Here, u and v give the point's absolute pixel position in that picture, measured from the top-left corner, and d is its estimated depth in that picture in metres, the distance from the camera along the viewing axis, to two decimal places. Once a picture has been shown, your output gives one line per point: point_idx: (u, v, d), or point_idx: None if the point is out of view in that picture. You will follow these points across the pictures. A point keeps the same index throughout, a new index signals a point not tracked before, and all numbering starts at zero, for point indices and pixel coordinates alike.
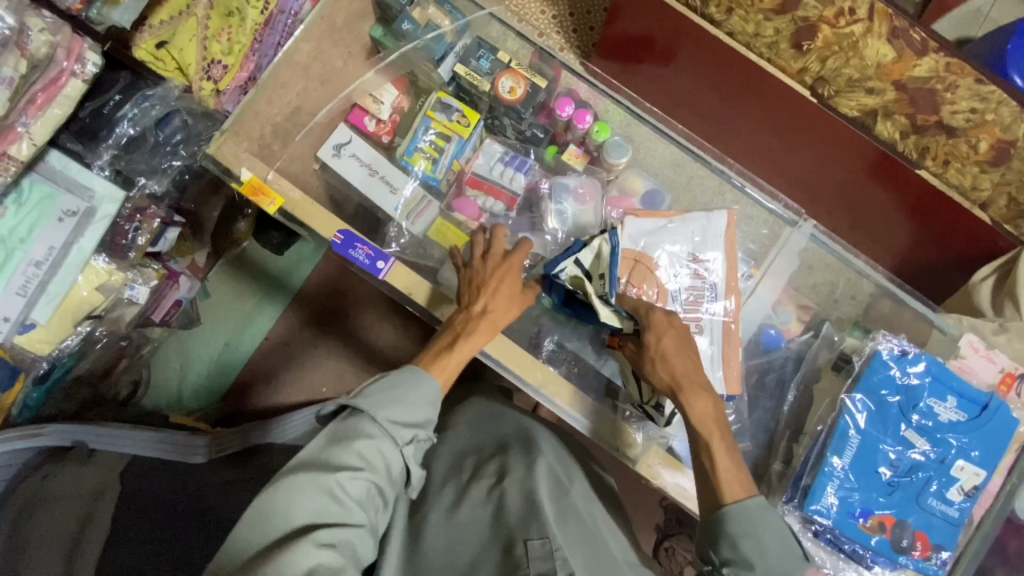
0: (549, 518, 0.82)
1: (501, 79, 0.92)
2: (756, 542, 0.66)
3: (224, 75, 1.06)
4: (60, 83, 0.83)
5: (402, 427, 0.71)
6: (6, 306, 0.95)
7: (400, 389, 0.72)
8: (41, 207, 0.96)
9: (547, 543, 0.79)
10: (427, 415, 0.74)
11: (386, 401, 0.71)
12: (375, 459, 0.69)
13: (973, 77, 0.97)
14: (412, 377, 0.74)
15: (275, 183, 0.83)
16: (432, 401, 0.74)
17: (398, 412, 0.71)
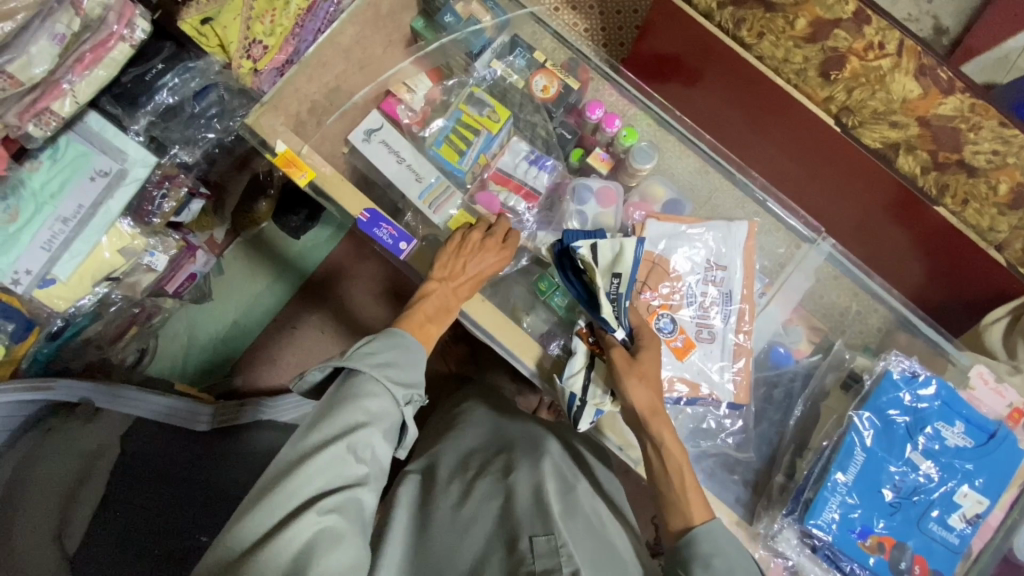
0: (556, 515, 0.80)
1: (536, 78, 0.97)
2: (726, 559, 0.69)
3: (264, 55, 1.10)
4: (108, 46, 0.87)
5: (398, 385, 0.74)
6: (30, 259, 0.97)
7: (384, 348, 0.75)
8: (75, 164, 0.99)
9: (552, 540, 0.77)
10: (421, 374, 0.77)
11: (379, 364, 0.73)
12: (376, 418, 0.71)
13: (997, 120, 0.96)
14: (397, 337, 0.76)
15: (308, 157, 0.85)
16: (421, 357, 0.77)
17: (391, 370, 0.74)
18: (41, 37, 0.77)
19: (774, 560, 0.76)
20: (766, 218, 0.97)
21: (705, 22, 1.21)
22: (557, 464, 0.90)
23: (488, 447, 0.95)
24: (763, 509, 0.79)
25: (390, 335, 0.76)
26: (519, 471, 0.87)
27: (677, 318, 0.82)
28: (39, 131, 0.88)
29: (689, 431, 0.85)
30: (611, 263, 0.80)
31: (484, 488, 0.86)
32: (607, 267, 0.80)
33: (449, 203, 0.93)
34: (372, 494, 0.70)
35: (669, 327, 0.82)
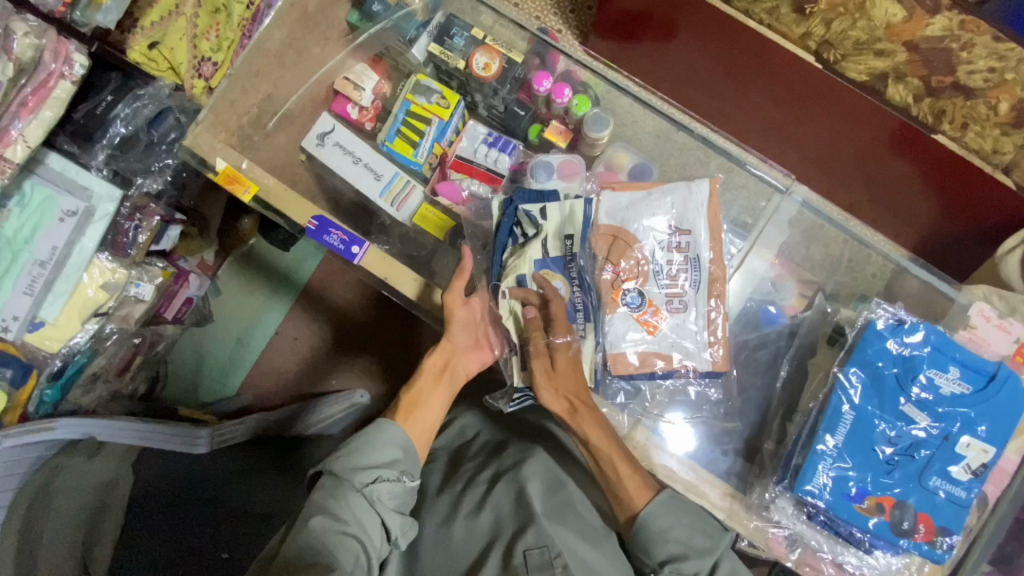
0: (537, 514, 0.82)
1: (475, 56, 0.90)
2: (681, 530, 0.71)
3: (215, 72, 1.07)
4: (49, 86, 0.86)
5: (363, 470, 0.73)
6: (15, 305, 1.00)
7: (356, 436, 0.76)
8: (43, 208, 1.00)
9: (547, 552, 0.78)
10: (393, 457, 0.75)
11: (351, 456, 0.74)
12: (343, 508, 0.70)
13: (991, 34, 0.88)
14: (372, 428, 0.76)
15: (250, 171, 0.81)
16: (396, 442, 0.76)
17: (357, 461, 0.73)
18: None
19: (771, 531, 0.73)
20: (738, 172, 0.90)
21: None
22: (544, 467, 0.89)
23: (481, 451, 0.94)
24: (755, 479, 0.76)
25: (373, 427, 0.76)
26: (506, 476, 0.87)
27: (645, 291, 0.78)
28: None
29: (672, 406, 0.81)
30: (559, 226, 0.79)
31: (476, 493, 0.86)
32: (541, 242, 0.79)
33: (412, 198, 0.93)
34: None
35: (638, 301, 0.77)
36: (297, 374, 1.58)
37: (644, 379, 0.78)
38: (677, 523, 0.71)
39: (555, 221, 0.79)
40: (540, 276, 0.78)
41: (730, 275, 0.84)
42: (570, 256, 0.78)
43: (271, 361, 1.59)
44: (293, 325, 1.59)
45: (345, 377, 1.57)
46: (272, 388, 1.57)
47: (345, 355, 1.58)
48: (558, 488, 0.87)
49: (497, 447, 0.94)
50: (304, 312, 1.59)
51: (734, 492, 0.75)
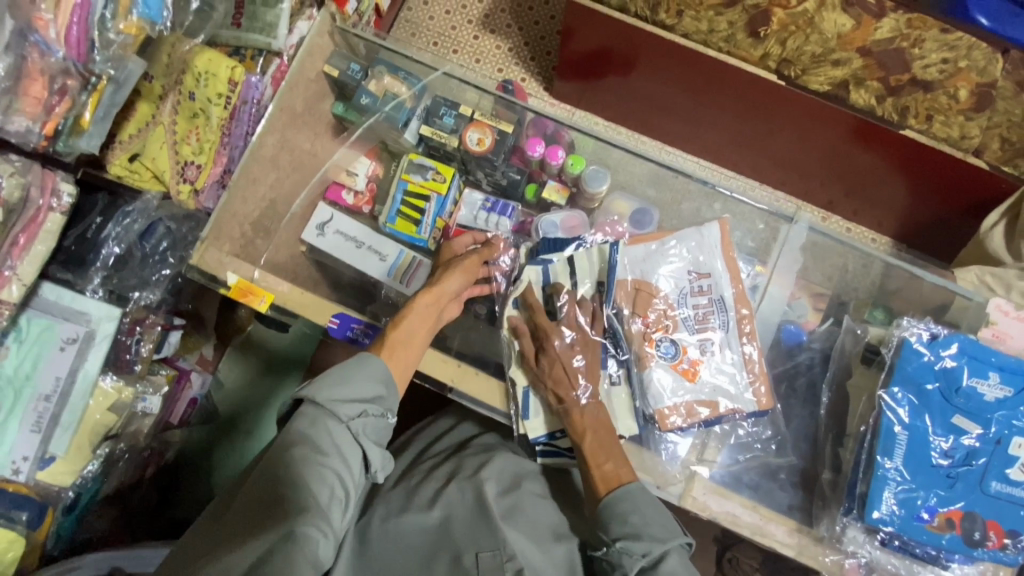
0: (496, 518, 0.80)
1: (468, 133, 0.91)
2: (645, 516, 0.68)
3: (200, 174, 1.05)
4: (39, 221, 0.84)
5: (345, 403, 0.71)
6: (24, 445, 0.96)
7: (335, 370, 0.73)
8: (42, 340, 0.96)
9: (499, 553, 0.76)
10: (375, 392, 0.73)
11: (329, 386, 0.71)
12: (323, 437, 0.68)
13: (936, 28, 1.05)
14: (351, 364, 0.74)
15: (263, 282, 0.82)
16: (376, 376, 0.74)
17: (337, 393, 0.71)
18: None
19: (847, 561, 0.71)
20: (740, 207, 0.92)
21: (621, 15, 1.18)
22: (507, 465, 0.88)
23: None
24: (820, 511, 0.75)
25: (352, 362, 0.74)
26: (462, 476, 0.86)
27: (677, 339, 0.79)
28: None
29: (724, 449, 0.80)
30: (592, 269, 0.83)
31: (431, 491, 0.85)
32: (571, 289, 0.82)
33: (420, 273, 0.92)
34: (327, 516, 0.64)
35: (672, 350, 0.78)
36: None
37: (694, 429, 0.77)
38: (640, 509, 0.68)
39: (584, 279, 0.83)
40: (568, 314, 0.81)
41: (756, 306, 0.84)
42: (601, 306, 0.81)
43: None
44: None
45: None
46: None
47: None
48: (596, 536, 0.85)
49: (458, 448, 0.93)
50: None
51: (801, 526, 0.72)
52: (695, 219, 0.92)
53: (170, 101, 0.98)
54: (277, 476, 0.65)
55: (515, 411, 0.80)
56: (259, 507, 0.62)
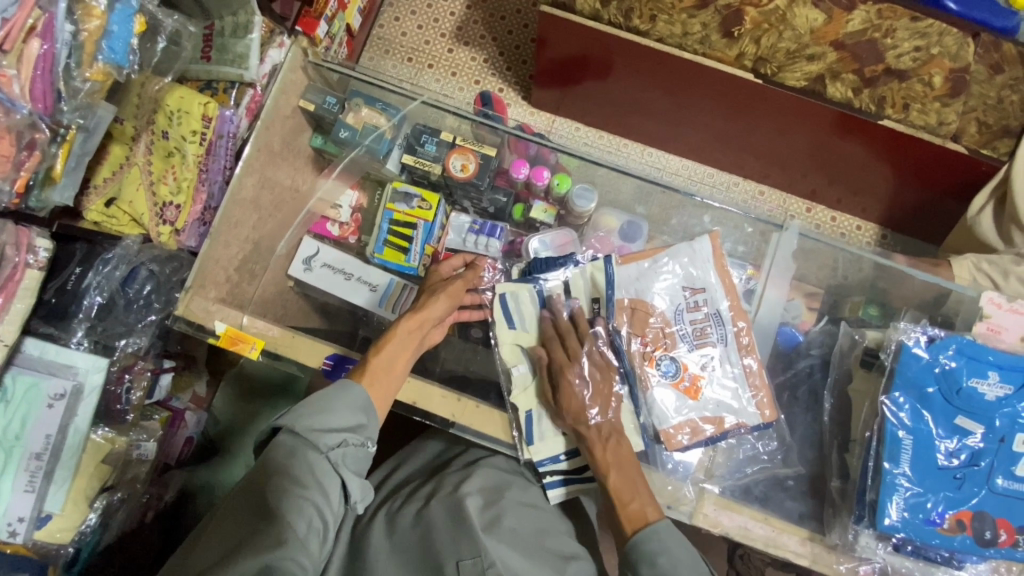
0: (478, 531, 0.76)
1: (450, 160, 0.91)
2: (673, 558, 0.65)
3: (179, 215, 1.03)
4: (16, 278, 0.82)
5: (325, 432, 0.68)
6: (19, 505, 0.93)
7: (318, 397, 0.71)
8: (28, 399, 0.93)
9: (480, 563, 0.73)
10: (358, 420, 0.71)
11: (311, 414, 0.69)
12: (302, 469, 0.66)
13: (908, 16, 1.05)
14: (334, 390, 0.71)
15: (251, 327, 0.79)
16: (359, 403, 0.71)
17: (318, 420, 0.68)
18: None
19: (861, 567, 0.72)
20: (729, 216, 0.92)
21: (594, 24, 1.17)
22: (489, 479, 0.85)
23: None
24: (832, 518, 0.74)
25: (335, 388, 0.71)
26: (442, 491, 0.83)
27: (677, 357, 0.79)
28: None
29: (730, 463, 0.79)
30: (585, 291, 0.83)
31: (412, 508, 0.82)
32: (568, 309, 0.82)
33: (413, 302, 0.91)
34: (303, 554, 0.61)
35: (672, 368, 0.79)
36: None
37: (700, 446, 0.77)
38: (667, 549, 0.66)
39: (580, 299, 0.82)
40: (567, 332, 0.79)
41: (751, 315, 0.84)
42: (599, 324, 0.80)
43: None
44: None
45: None
46: None
47: None
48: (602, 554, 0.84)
49: (440, 467, 0.91)
50: None
51: (813, 535, 0.72)
52: (685, 232, 0.92)
53: (144, 141, 1.00)
54: (251, 510, 0.63)
55: (520, 436, 0.78)
56: (232, 546, 0.60)
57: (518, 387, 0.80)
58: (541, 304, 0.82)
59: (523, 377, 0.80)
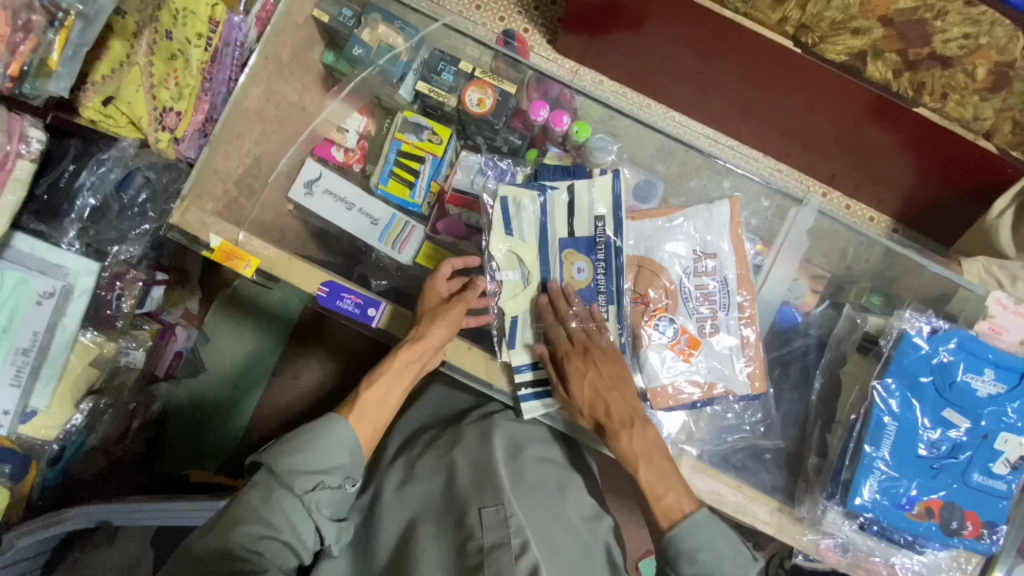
0: (503, 483, 0.79)
1: (467, 92, 0.86)
2: (690, 518, 0.69)
3: (180, 122, 1.00)
4: (8, 168, 0.79)
5: (304, 475, 0.70)
6: (3, 398, 0.94)
7: (300, 434, 0.72)
8: (15, 295, 0.91)
9: (501, 510, 0.75)
10: (339, 461, 0.72)
11: (293, 453, 0.70)
12: (278, 514, 0.68)
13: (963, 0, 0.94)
14: (321, 428, 0.72)
15: (247, 244, 0.77)
16: (344, 445, 0.73)
17: (298, 459, 0.70)
18: None
19: (823, 541, 0.74)
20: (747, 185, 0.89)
21: None
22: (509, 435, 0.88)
23: None
24: (802, 492, 0.77)
25: (319, 425, 0.72)
26: (467, 442, 0.86)
27: (676, 320, 0.78)
28: None
29: (713, 429, 0.81)
30: (587, 206, 0.78)
31: (435, 457, 0.86)
32: (568, 221, 0.78)
33: (412, 238, 0.89)
34: None
35: (670, 331, 0.78)
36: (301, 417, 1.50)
37: (685, 408, 0.78)
38: (688, 517, 0.69)
39: (587, 212, 0.77)
40: (564, 256, 0.78)
41: (757, 288, 0.83)
42: (599, 238, 0.77)
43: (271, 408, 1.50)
44: (292, 368, 1.50)
45: None
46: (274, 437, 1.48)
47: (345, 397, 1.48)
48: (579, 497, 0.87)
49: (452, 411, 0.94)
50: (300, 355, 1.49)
51: (782, 506, 0.75)
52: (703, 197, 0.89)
53: (146, 40, 0.94)
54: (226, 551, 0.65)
55: (499, 335, 0.78)
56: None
57: (508, 292, 0.79)
58: (543, 214, 0.78)
59: (515, 285, 0.79)
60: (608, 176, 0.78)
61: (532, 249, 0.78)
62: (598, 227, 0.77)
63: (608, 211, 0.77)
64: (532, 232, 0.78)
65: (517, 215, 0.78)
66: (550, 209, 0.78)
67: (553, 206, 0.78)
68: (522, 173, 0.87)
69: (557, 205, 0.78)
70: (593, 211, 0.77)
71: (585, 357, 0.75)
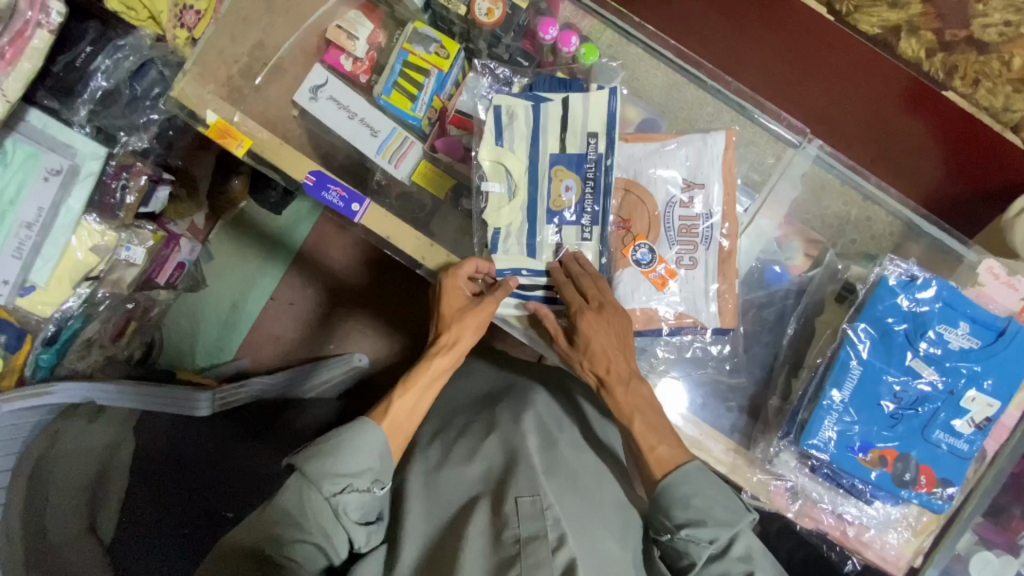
0: (538, 471, 0.75)
1: (477, 0, 0.85)
2: (706, 498, 0.69)
3: (198, 21, 1.02)
4: (26, 36, 0.77)
5: (336, 477, 0.68)
6: (4, 268, 0.96)
7: (334, 436, 0.70)
8: (25, 167, 0.94)
9: (538, 501, 0.70)
10: (371, 464, 0.71)
11: (324, 453, 0.69)
12: (306, 510, 0.68)
13: None
14: (353, 430, 0.71)
15: (241, 125, 0.80)
16: (373, 449, 0.71)
17: (329, 459, 0.69)
18: None
19: (774, 483, 0.77)
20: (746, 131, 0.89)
21: None
22: (527, 409, 0.87)
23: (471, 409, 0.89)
24: (760, 434, 0.80)
25: (351, 426, 0.71)
26: (501, 429, 0.83)
27: (655, 249, 0.78)
28: None
29: (679, 362, 0.84)
30: (580, 121, 0.77)
31: (468, 447, 0.82)
32: (560, 136, 0.78)
33: (411, 153, 0.90)
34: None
35: (648, 257, 0.78)
36: (296, 340, 1.51)
37: (651, 335, 0.79)
38: (701, 492, 0.69)
39: (578, 126, 0.77)
40: (553, 172, 0.78)
41: (741, 234, 0.84)
42: (590, 155, 0.77)
43: (269, 328, 1.51)
44: (292, 291, 1.51)
45: (344, 343, 1.50)
46: (268, 356, 1.50)
47: (342, 319, 1.50)
48: (560, 426, 0.87)
49: None
50: (300, 277, 1.51)
51: (737, 447, 0.79)
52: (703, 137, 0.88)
53: None
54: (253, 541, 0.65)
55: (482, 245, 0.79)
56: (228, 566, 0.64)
57: (492, 205, 0.79)
58: (536, 126, 0.78)
59: (499, 198, 0.79)
60: (601, 91, 0.77)
61: (519, 161, 0.78)
62: (589, 141, 0.77)
63: (601, 128, 0.77)
64: (521, 143, 0.78)
65: (508, 123, 0.79)
66: (540, 118, 0.78)
67: (547, 117, 0.78)
68: (520, 81, 0.86)
69: (548, 115, 0.78)
70: (585, 129, 0.77)
71: (579, 268, 0.76)
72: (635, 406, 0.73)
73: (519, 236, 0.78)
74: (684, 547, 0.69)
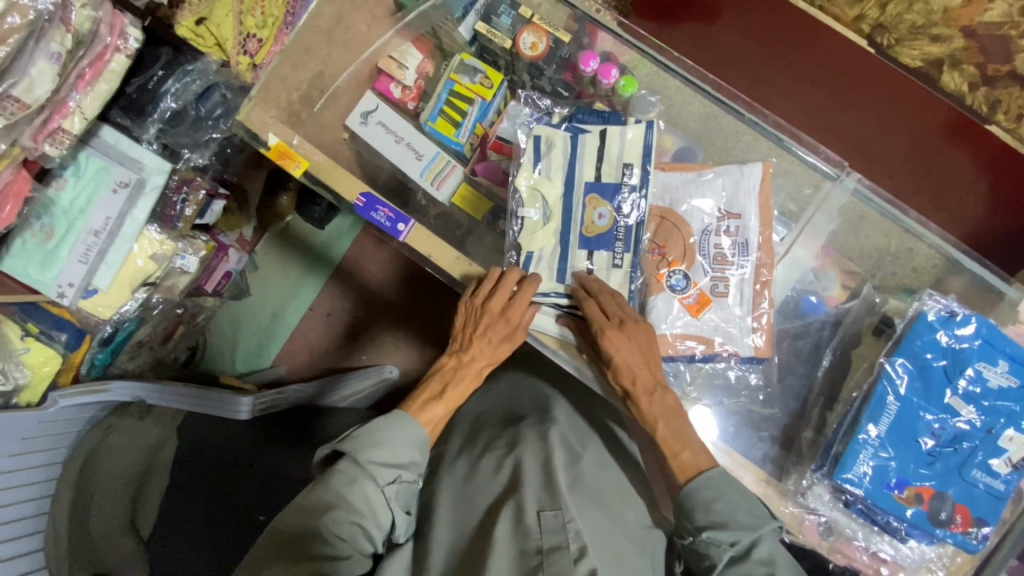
0: (563, 489, 0.76)
1: (523, 35, 0.90)
2: (729, 502, 0.69)
3: (260, 49, 1.11)
4: (106, 59, 0.85)
5: (384, 466, 0.70)
6: (71, 273, 1.03)
7: (376, 426, 0.72)
8: (97, 179, 1.03)
9: (559, 516, 0.72)
10: (413, 457, 0.72)
11: (366, 443, 0.70)
12: (356, 498, 0.69)
13: None
14: (393, 424, 0.72)
15: (300, 147, 0.85)
16: (414, 442, 0.72)
17: (373, 447, 0.70)
18: (36, 57, 0.72)
19: (806, 517, 0.76)
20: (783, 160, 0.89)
21: None
22: (556, 426, 0.87)
23: (497, 422, 0.90)
24: (792, 465, 0.80)
25: (390, 418, 0.72)
26: (526, 444, 0.83)
27: (688, 275, 0.80)
28: (56, 151, 0.85)
29: (709, 390, 0.83)
30: (618, 154, 0.80)
31: (494, 461, 0.81)
32: (596, 165, 0.80)
33: (451, 177, 0.94)
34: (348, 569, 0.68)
35: (682, 283, 0.80)
36: (329, 349, 1.56)
37: (682, 361, 0.80)
38: (724, 496, 0.69)
39: (614, 157, 0.80)
40: (587, 200, 0.80)
41: (776, 262, 0.84)
42: (624, 184, 0.79)
43: (305, 337, 1.57)
44: (329, 302, 1.57)
45: (376, 354, 1.54)
46: (303, 364, 1.55)
47: (375, 332, 1.55)
48: (586, 443, 0.87)
49: None
50: (337, 289, 1.57)
51: (768, 479, 0.77)
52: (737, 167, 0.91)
53: None
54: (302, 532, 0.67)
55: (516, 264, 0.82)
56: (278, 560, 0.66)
57: (526, 229, 0.81)
58: (573, 155, 0.81)
59: (534, 223, 0.81)
60: (640, 126, 0.80)
61: (556, 188, 0.81)
62: (624, 171, 0.80)
63: (636, 159, 0.79)
64: (558, 172, 0.81)
65: (547, 153, 0.82)
66: (578, 151, 0.81)
67: (584, 148, 0.81)
68: (561, 112, 0.88)
69: (585, 148, 0.81)
70: (619, 159, 0.80)
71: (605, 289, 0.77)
72: (658, 414, 0.73)
73: (551, 259, 0.81)
74: (704, 549, 0.69)
